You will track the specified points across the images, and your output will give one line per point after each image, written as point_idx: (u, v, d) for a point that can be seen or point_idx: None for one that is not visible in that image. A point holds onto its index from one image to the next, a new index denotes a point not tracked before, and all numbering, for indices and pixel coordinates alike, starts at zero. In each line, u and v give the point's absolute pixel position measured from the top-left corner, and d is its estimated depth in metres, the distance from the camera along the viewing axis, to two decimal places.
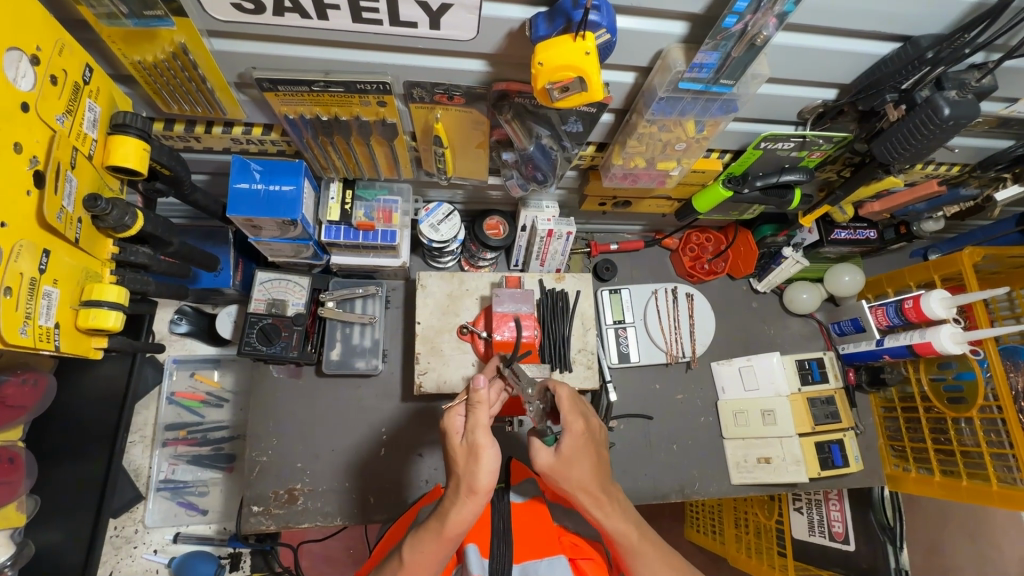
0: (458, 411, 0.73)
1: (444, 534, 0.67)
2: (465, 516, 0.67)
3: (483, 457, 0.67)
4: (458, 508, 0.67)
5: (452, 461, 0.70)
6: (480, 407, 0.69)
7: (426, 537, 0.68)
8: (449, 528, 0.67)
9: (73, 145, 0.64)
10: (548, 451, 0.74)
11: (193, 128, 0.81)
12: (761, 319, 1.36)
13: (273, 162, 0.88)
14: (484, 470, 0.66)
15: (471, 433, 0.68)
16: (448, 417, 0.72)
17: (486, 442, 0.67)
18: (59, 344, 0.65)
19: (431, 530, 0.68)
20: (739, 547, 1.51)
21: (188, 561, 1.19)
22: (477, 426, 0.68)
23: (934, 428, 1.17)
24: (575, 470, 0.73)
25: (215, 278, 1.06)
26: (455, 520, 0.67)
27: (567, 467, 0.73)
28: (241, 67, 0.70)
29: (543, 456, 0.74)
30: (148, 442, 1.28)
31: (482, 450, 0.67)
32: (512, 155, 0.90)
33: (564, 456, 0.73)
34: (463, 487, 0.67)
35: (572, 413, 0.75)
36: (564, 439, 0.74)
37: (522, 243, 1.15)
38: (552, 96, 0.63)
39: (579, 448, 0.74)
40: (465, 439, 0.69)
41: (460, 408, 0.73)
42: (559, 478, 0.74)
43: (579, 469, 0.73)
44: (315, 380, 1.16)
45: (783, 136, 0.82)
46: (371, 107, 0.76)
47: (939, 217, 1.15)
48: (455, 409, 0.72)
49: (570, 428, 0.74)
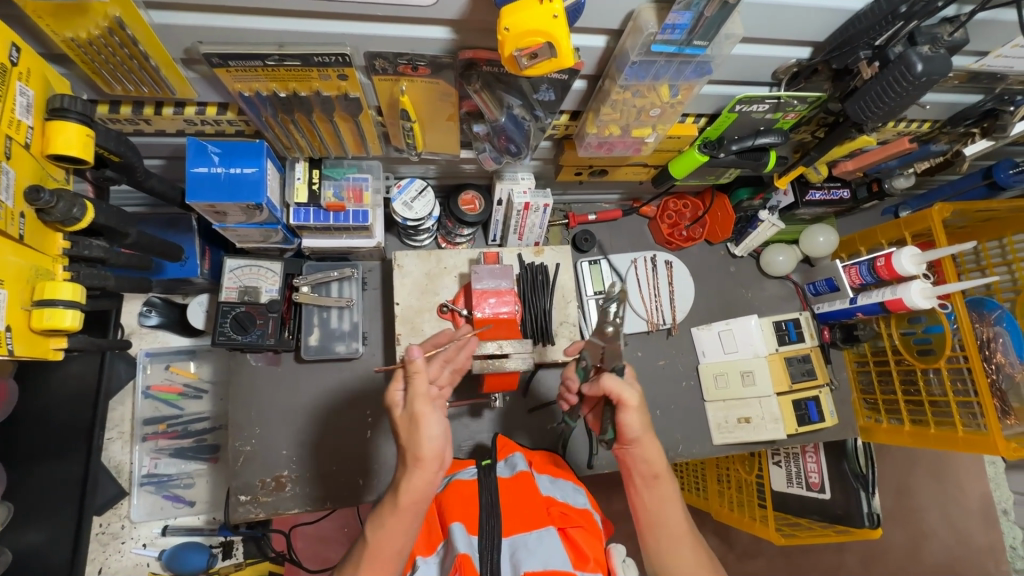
0: (397, 384, 0.68)
1: (399, 507, 0.63)
2: (416, 484, 0.62)
3: (427, 419, 0.62)
4: (407, 478, 0.63)
5: (395, 432, 0.66)
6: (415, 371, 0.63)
7: (383, 515, 0.64)
8: (403, 500, 0.63)
9: (6, 134, 0.59)
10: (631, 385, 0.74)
11: (142, 110, 0.76)
12: (739, 284, 1.38)
13: (231, 143, 0.84)
14: (429, 433, 0.62)
15: (410, 400, 0.63)
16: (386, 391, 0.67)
17: (427, 403, 0.62)
18: (12, 348, 0.61)
19: (386, 509, 0.64)
20: (722, 501, 1.56)
21: (178, 552, 1.18)
22: (416, 392, 0.63)
23: (904, 379, 1.23)
24: (649, 418, 0.74)
25: (181, 268, 1.01)
26: (407, 491, 0.62)
27: (646, 409, 0.74)
28: (186, 41, 0.65)
29: (634, 393, 0.72)
30: (127, 437, 1.25)
31: (425, 415, 0.62)
32: (484, 126, 0.86)
33: (643, 400, 0.75)
34: (408, 457, 0.62)
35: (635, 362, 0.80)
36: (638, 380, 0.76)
37: (499, 218, 1.13)
38: (521, 64, 0.60)
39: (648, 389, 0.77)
40: (405, 408, 0.64)
41: (399, 379, 0.67)
42: (644, 417, 0.73)
43: (653, 414, 0.75)
44: (295, 366, 1.14)
45: (758, 98, 0.81)
46: (331, 81, 0.72)
47: (911, 174, 1.16)
48: (392, 381, 0.67)
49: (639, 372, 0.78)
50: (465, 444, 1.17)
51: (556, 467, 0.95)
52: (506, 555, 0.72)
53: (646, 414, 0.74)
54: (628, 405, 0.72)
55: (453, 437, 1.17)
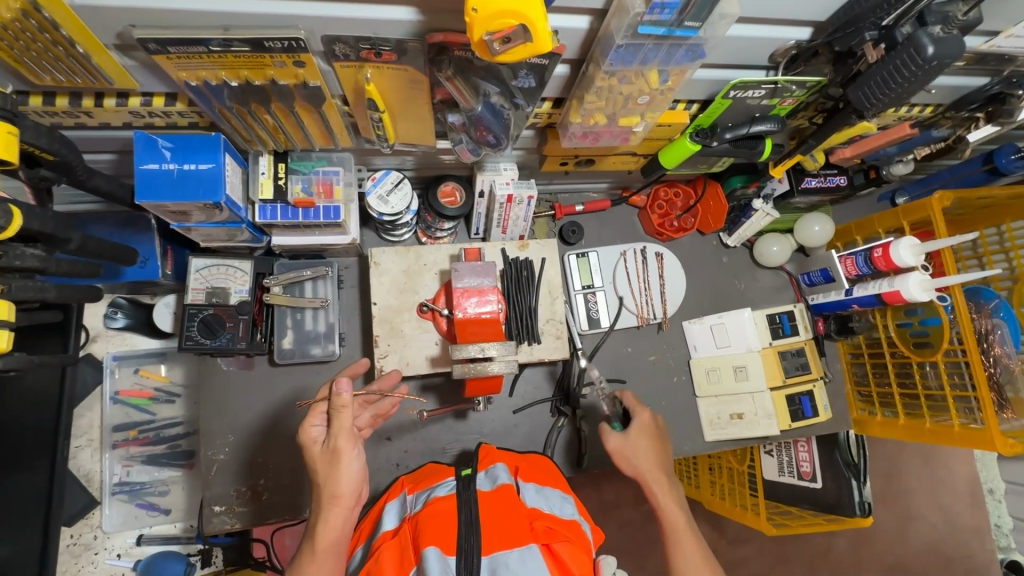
0: (313, 421, 0.75)
1: (319, 552, 0.71)
2: (335, 522, 0.72)
3: (345, 458, 0.72)
4: (327, 516, 0.72)
5: (314, 469, 0.74)
6: (337, 411, 0.72)
7: (304, 563, 0.71)
8: (322, 540, 0.71)
9: None
10: (619, 434, 0.96)
11: (80, 102, 0.68)
12: (732, 275, 1.34)
13: (185, 137, 0.77)
14: (347, 472, 0.72)
15: (332, 438, 0.72)
16: (303, 430, 0.75)
17: (347, 444, 0.72)
18: None
19: (306, 553, 0.71)
20: (713, 491, 1.53)
21: (153, 562, 1.14)
22: (339, 431, 0.72)
23: (899, 372, 1.20)
24: (633, 456, 0.94)
25: (141, 270, 0.95)
26: (326, 529, 0.71)
27: (631, 450, 0.95)
28: (118, 25, 0.58)
29: (612, 438, 0.96)
30: (96, 445, 1.20)
31: (344, 453, 0.72)
32: (459, 116, 0.80)
33: (632, 441, 0.95)
34: (327, 494, 0.72)
35: (639, 408, 1.00)
36: (632, 425, 0.97)
37: (482, 211, 1.07)
38: (492, 49, 0.54)
39: (642, 431, 0.96)
40: (325, 447, 0.73)
41: (316, 418, 0.75)
42: (625, 457, 0.95)
43: (641, 453, 0.94)
44: (269, 369, 1.08)
45: (753, 84, 0.76)
46: (287, 69, 0.65)
47: (910, 160, 1.11)
48: (310, 420, 0.75)
49: (638, 416, 0.98)
50: (450, 446, 1.13)
51: (542, 475, 0.91)
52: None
53: (635, 456, 0.94)
54: (612, 450, 0.96)
55: (437, 440, 1.13)
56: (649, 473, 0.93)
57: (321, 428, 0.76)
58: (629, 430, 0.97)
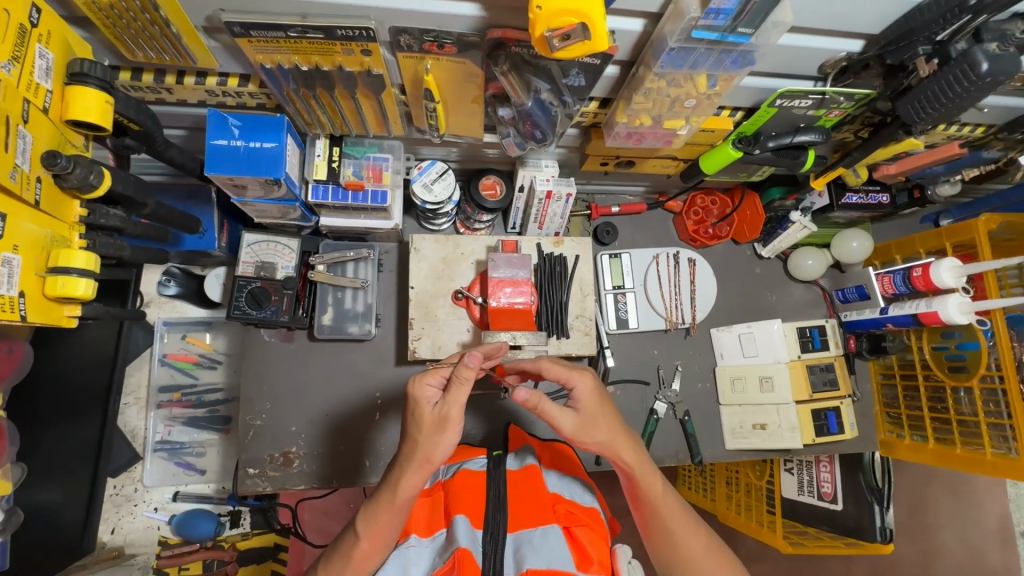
0: (429, 381, 0.74)
1: (396, 503, 0.73)
2: (415, 482, 0.72)
3: (450, 428, 0.72)
4: (410, 475, 0.72)
5: (416, 428, 0.73)
6: (466, 382, 0.71)
7: (379, 508, 0.73)
8: (402, 494, 0.72)
9: (23, 97, 0.57)
10: (571, 413, 0.77)
11: (163, 78, 0.74)
12: (764, 286, 1.34)
13: (252, 116, 0.82)
14: (444, 443, 0.72)
15: (446, 405, 0.72)
16: (419, 386, 0.74)
17: (457, 417, 0.72)
18: (25, 313, 0.60)
19: (384, 500, 0.73)
20: (729, 505, 1.52)
21: (188, 519, 1.23)
22: (455, 403, 0.71)
23: (931, 396, 1.17)
24: (592, 433, 0.78)
25: (199, 240, 1.02)
26: (408, 486, 0.72)
27: (590, 428, 0.78)
28: (208, 8, 0.64)
29: (567, 421, 0.77)
30: (142, 403, 1.28)
31: (452, 423, 0.72)
32: (509, 110, 0.83)
33: (587, 418, 0.78)
34: (420, 455, 0.72)
35: (576, 371, 0.77)
36: (580, 396, 0.78)
37: (520, 205, 1.11)
38: (552, 45, 0.56)
39: (594, 402, 0.78)
40: (436, 410, 0.73)
41: (432, 379, 0.74)
42: (586, 437, 0.78)
43: (603, 430, 0.78)
44: (308, 344, 1.14)
45: (801, 93, 0.76)
46: (355, 56, 0.70)
47: (957, 181, 1.09)
48: (428, 380, 0.74)
49: (579, 386, 0.77)
50: (473, 433, 1.16)
51: (564, 462, 0.93)
52: (510, 551, 0.70)
53: (599, 431, 0.78)
54: (571, 429, 0.77)
55: (461, 425, 1.16)
56: (608, 443, 0.79)
57: (433, 390, 0.75)
58: (581, 406, 0.78)
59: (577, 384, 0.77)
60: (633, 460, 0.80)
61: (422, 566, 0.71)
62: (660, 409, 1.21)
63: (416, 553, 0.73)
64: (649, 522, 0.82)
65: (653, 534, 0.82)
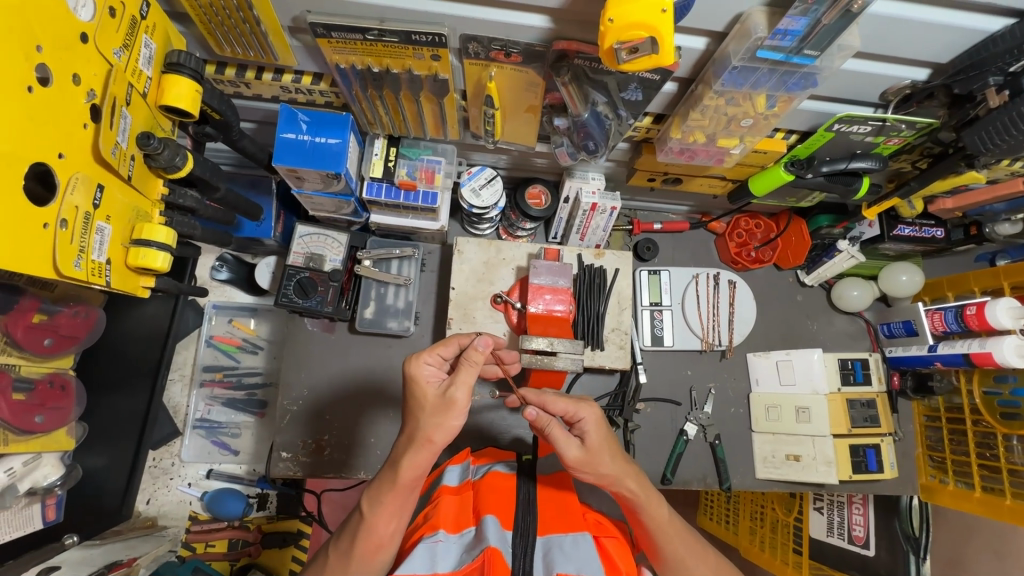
0: (427, 359, 0.76)
1: (398, 483, 0.74)
2: (415, 462, 0.73)
3: (454, 411, 0.72)
4: (409, 456, 0.72)
5: (418, 407, 0.73)
6: (465, 364, 0.72)
7: (384, 488, 0.75)
8: (403, 476, 0.73)
9: (128, 81, 0.63)
10: (576, 443, 0.75)
11: (244, 74, 0.79)
12: (806, 314, 1.31)
13: (320, 113, 0.86)
14: (448, 425, 0.71)
15: (450, 387, 0.72)
16: (415, 365, 0.75)
17: (462, 400, 0.72)
18: (110, 280, 0.65)
19: (387, 481, 0.74)
20: (753, 540, 1.47)
21: (218, 496, 1.26)
22: (459, 383, 0.72)
23: (980, 443, 1.11)
24: (596, 462, 0.75)
25: (256, 228, 1.08)
26: (408, 465, 0.73)
27: (594, 460, 0.75)
28: (296, 10, 0.68)
29: (572, 450, 0.74)
30: (186, 380, 1.34)
31: (456, 404, 0.72)
32: (565, 120, 0.85)
33: (590, 449, 0.75)
34: (421, 436, 0.72)
35: (586, 403, 0.76)
36: (589, 430, 0.75)
37: (563, 216, 1.12)
38: (619, 57, 0.58)
39: (602, 439, 0.76)
40: (439, 392, 0.73)
41: (430, 357, 0.76)
42: (589, 467, 0.75)
43: (606, 460, 0.75)
44: (347, 335, 1.17)
45: (861, 118, 0.75)
46: (424, 61, 0.73)
47: (1018, 221, 1.03)
48: (426, 358, 0.75)
49: (588, 420, 0.76)
50: (499, 437, 1.16)
51: None
52: (540, 555, 0.70)
53: (601, 463, 0.75)
54: (572, 460, 0.75)
55: (489, 428, 1.17)
56: (615, 472, 0.76)
57: (432, 369, 0.76)
58: (588, 439, 0.76)
59: (587, 417, 0.75)
60: (635, 489, 0.77)
61: (450, 559, 0.69)
62: (691, 430, 1.19)
63: (443, 547, 0.70)
64: (656, 550, 0.79)
65: (662, 562, 0.79)
